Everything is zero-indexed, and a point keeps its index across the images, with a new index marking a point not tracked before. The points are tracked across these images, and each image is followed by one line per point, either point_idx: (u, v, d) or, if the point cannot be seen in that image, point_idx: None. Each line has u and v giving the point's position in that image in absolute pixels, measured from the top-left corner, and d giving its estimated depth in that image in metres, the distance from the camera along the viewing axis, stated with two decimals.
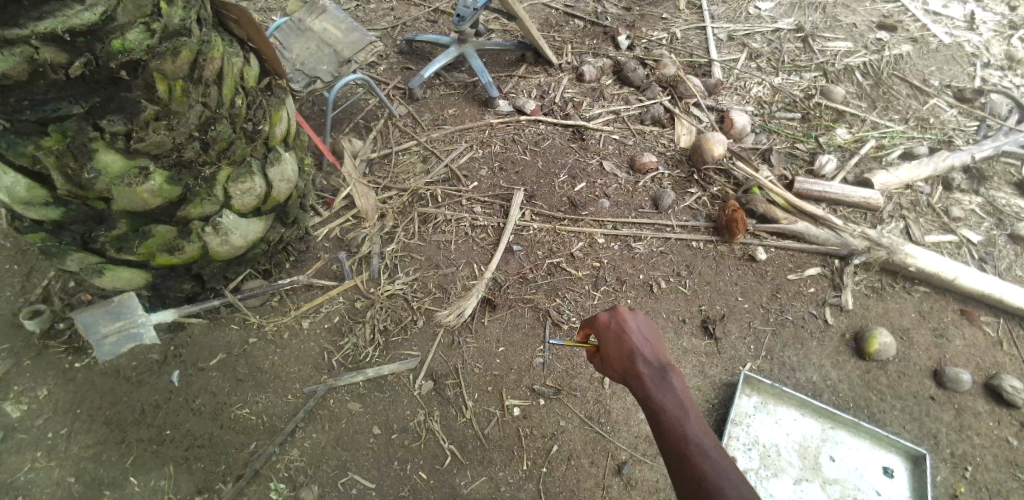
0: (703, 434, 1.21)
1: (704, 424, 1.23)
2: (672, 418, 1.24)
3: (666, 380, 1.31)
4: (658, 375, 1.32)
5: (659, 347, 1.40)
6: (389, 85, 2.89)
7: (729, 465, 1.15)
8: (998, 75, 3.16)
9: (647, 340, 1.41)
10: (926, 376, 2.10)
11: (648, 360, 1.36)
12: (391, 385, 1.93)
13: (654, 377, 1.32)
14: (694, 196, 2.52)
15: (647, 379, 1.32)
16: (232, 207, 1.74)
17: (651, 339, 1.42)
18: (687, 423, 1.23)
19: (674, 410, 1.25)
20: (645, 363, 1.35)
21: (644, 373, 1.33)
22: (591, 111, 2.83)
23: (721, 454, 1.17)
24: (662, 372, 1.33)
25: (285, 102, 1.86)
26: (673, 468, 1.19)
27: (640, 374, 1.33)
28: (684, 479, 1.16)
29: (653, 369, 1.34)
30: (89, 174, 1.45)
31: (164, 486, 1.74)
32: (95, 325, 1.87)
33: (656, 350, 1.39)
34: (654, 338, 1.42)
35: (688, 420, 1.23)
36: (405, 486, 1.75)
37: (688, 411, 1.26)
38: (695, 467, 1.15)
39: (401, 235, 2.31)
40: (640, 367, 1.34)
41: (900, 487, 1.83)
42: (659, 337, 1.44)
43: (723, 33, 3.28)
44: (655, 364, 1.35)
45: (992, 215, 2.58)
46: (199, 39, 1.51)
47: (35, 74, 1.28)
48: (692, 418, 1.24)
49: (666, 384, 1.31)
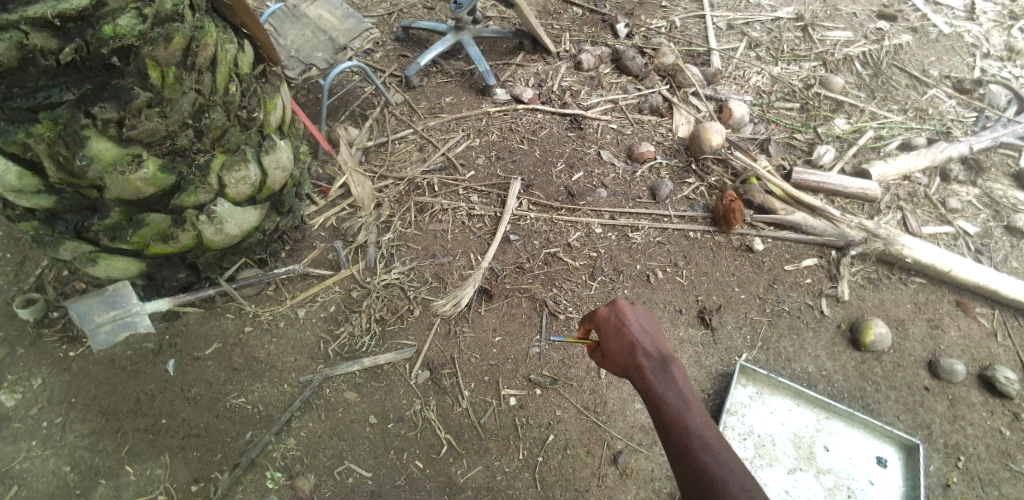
0: (704, 426, 1.20)
1: (705, 415, 1.23)
2: (673, 410, 1.24)
3: (667, 372, 1.30)
4: (659, 368, 1.32)
5: (661, 340, 1.40)
6: (386, 73, 2.86)
7: (730, 457, 1.14)
8: (997, 65, 3.15)
9: (648, 335, 1.40)
10: (921, 366, 2.11)
11: (648, 353, 1.35)
12: (388, 374, 1.93)
13: (654, 370, 1.32)
14: (692, 186, 2.51)
15: (647, 372, 1.32)
16: (227, 196, 1.72)
17: (652, 333, 1.41)
18: (688, 415, 1.22)
19: (675, 403, 1.24)
20: (646, 357, 1.35)
21: (644, 366, 1.33)
22: (589, 100, 2.81)
23: (722, 446, 1.17)
24: (663, 364, 1.33)
25: (280, 89, 1.83)
26: (676, 461, 1.19)
27: (641, 367, 1.33)
28: (686, 471, 1.15)
29: (653, 362, 1.33)
30: (80, 161, 1.43)
31: (160, 475, 1.73)
32: (89, 314, 1.87)
33: (656, 343, 1.38)
34: (655, 331, 1.42)
35: (688, 412, 1.23)
36: (401, 475, 1.76)
37: (689, 402, 1.25)
38: (696, 460, 1.15)
39: (398, 225, 2.30)
40: (641, 360, 1.34)
41: (893, 477, 1.85)
42: (659, 331, 1.44)
43: (722, 22, 3.25)
44: (656, 357, 1.34)
45: (988, 206, 2.58)
46: (192, 24, 1.48)
47: (25, 60, 1.28)
48: (693, 409, 1.23)
49: (667, 376, 1.30)
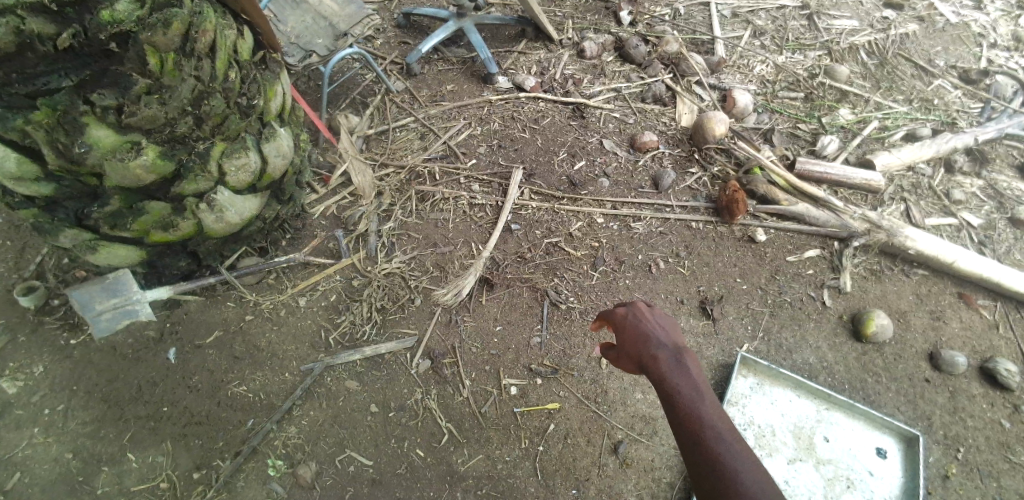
0: (717, 417, 1.21)
1: (718, 407, 1.23)
2: (685, 400, 1.24)
3: (681, 363, 1.30)
4: (673, 359, 1.31)
5: (676, 333, 1.40)
6: (386, 60, 2.84)
7: (742, 449, 1.15)
8: (1005, 55, 3.11)
9: (663, 328, 1.41)
10: (922, 358, 2.11)
11: (664, 345, 1.35)
12: (389, 363, 1.93)
13: (669, 360, 1.31)
14: (695, 176, 2.50)
15: (661, 362, 1.32)
16: (227, 184, 1.71)
17: (667, 326, 1.42)
18: (701, 406, 1.22)
19: (688, 393, 1.25)
20: (662, 348, 1.35)
21: (658, 357, 1.33)
22: (592, 88, 2.79)
23: (735, 438, 1.17)
24: (677, 355, 1.32)
25: (280, 76, 1.82)
26: (687, 451, 1.19)
27: (656, 358, 1.33)
28: (698, 462, 1.16)
29: (667, 353, 1.33)
30: (80, 148, 1.41)
31: (162, 462, 1.74)
32: (93, 302, 1.90)
33: (671, 335, 1.39)
34: (670, 326, 1.42)
35: (702, 402, 1.23)
36: (402, 464, 1.76)
37: (703, 393, 1.25)
38: (708, 450, 1.15)
39: (399, 214, 2.29)
40: (656, 351, 1.34)
41: (893, 467, 1.85)
42: (675, 326, 1.44)
43: (727, 10, 3.22)
44: (670, 348, 1.34)
45: (992, 198, 2.56)
46: (191, 10, 1.47)
47: (22, 45, 1.26)
48: (706, 400, 1.24)
49: (682, 367, 1.30)
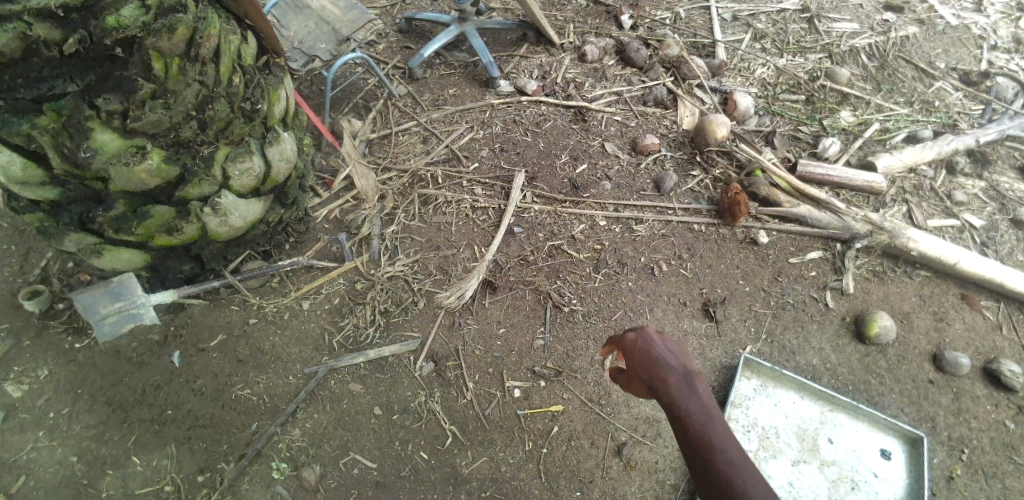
0: (734, 448, 1.09)
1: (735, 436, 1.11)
2: (697, 430, 1.12)
3: (692, 388, 1.19)
4: (683, 384, 1.20)
5: (684, 354, 1.29)
6: (389, 65, 2.85)
7: (763, 483, 1.03)
8: (1005, 57, 3.12)
9: (669, 348, 1.29)
10: (925, 359, 2.10)
11: (672, 367, 1.24)
12: (392, 366, 1.94)
13: (678, 385, 1.20)
14: (697, 179, 2.50)
15: (670, 387, 1.20)
16: (231, 188, 1.72)
17: (674, 347, 1.30)
18: (714, 435, 1.11)
19: (699, 421, 1.13)
20: (669, 371, 1.23)
21: (667, 381, 1.21)
22: (594, 92, 2.80)
23: (755, 472, 1.05)
24: (687, 380, 1.21)
25: (283, 81, 1.83)
26: (704, 488, 1.07)
27: (663, 382, 1.22)
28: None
29: (677, 376, 1.22)
30: (85, 152, 1.43)
31: (165, 465, 1.74)
32: (94, 305, 1.88)
33: (678, 356, 1.27)
34: (677, 347, 1.31)
35: (716, 431, 1.11)
36: (406, 466, 1.76)
37: (717, 421, 1.14)
38: (725, 484, 1.04)
39: (402, 217, 2.29)
40: (664, 374, 1.22)
41: (897, 469, 1.85)
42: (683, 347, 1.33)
43: (727, 13, 3.23)
44: (679, 372, 1.23)
45: (995, 199, 2.56)
46: (195, 16, 1.46)
47: (29, 50, 1.28)
48: (720, 429, 1.12)
49: (693, 392, 1.19)
